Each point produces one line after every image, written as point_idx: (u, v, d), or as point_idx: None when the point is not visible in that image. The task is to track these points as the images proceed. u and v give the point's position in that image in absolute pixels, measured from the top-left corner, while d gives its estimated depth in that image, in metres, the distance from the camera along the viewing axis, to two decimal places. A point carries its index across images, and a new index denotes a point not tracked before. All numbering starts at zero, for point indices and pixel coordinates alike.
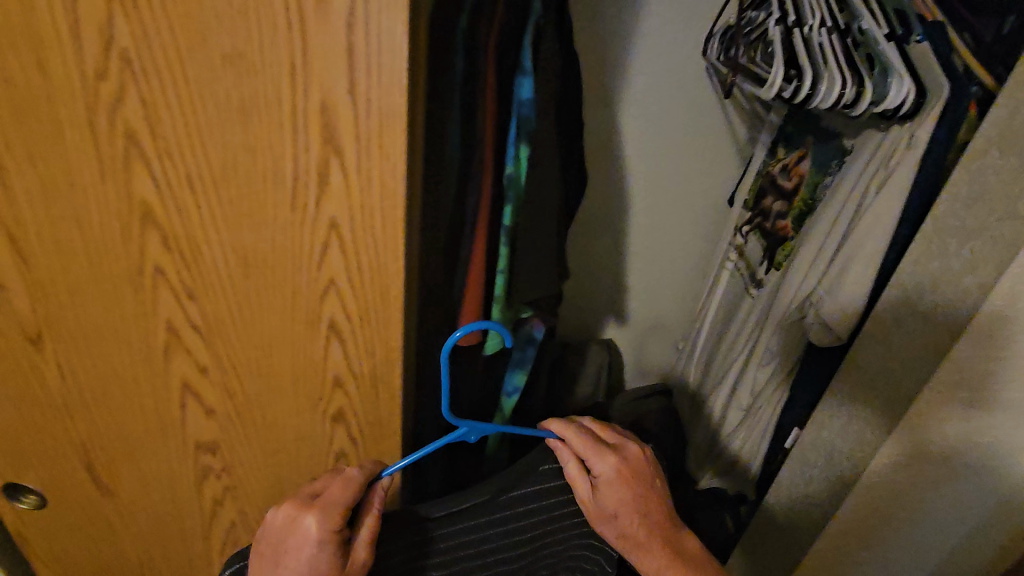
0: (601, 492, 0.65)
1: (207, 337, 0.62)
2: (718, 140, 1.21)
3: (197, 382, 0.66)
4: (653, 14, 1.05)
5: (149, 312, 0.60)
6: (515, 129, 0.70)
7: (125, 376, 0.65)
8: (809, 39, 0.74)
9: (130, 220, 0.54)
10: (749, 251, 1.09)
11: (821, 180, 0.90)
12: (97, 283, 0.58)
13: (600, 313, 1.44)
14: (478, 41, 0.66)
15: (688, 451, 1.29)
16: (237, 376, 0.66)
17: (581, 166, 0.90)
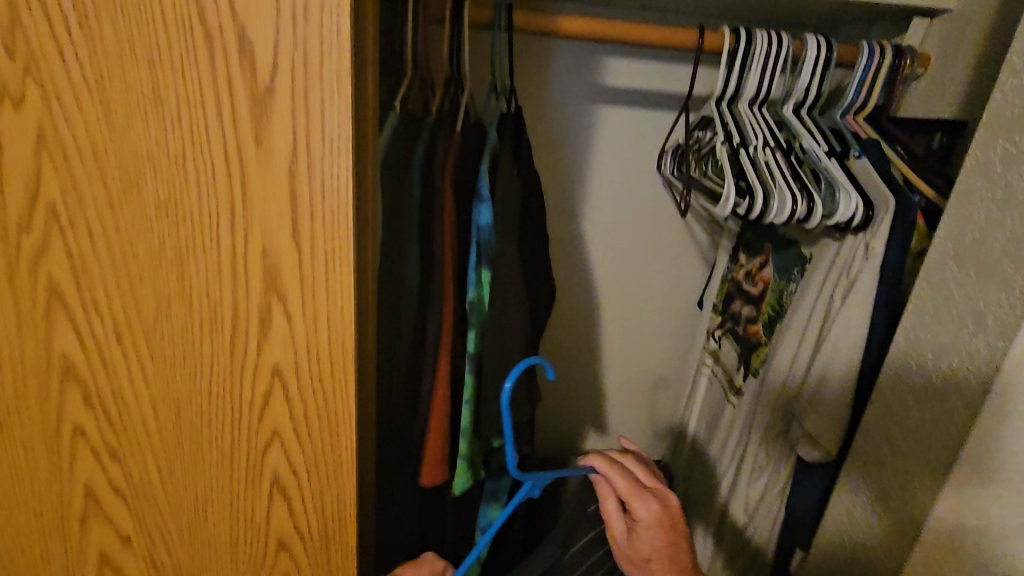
0: (638, 536, 0.63)
1: (131, 502, 0.54)
2: (682, 248, 1.23)
3: (118, 555, 0.56)
4: (606, 134, 1.10)
5: (63, 479, 0.52)
6: (475, 254, 0.70)
7: (31, 553, 0.55)
8: (756, 157, 0.77)
9: (47, 377, 0.48)
10: (724, 357, 1.07)
11: (785, 286, 0.90)
12: (5, 446, 0.50)
13: (579, 423, 1.37)
14: (433, 172, 0.67)
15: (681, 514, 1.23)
16: (167, 544, 0.56)
17: (547, 283, 0.89)
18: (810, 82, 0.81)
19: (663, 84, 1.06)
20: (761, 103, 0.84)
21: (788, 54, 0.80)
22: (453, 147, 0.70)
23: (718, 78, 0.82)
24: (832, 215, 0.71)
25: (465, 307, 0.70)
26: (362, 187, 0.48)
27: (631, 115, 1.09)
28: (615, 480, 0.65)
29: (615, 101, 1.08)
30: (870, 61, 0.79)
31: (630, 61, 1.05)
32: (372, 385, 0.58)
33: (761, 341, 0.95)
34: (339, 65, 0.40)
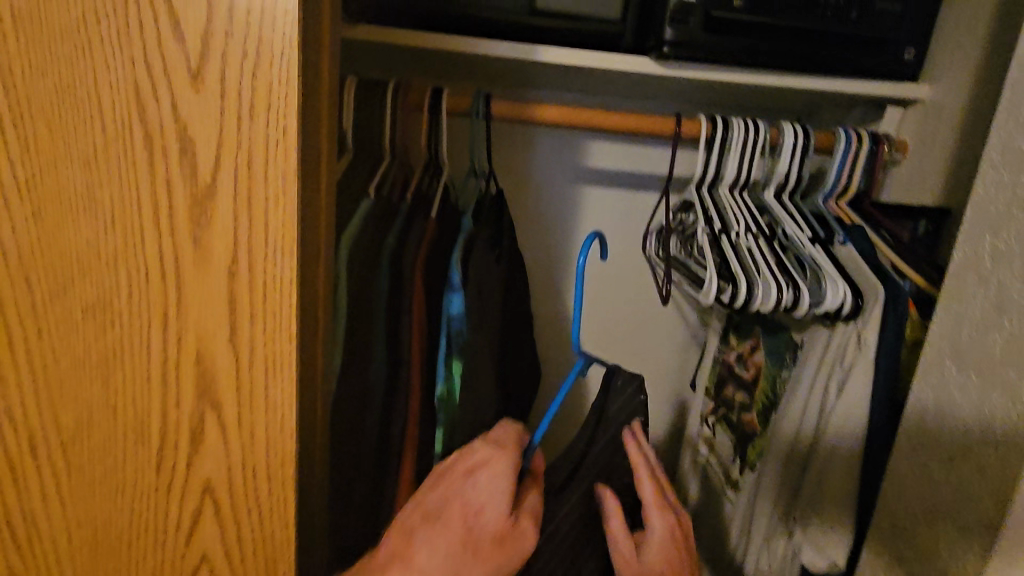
0: (651, 549, 0.56)
1: None
2: (671, 328, 1.19)
3: None
4: (589, 214, 1.09)
5: None
6: (446, 343, 0.66)
7: None
8: (738, 243, 0.75)
9: None
10: (719, 445, 1.00)
11: (778, 373, 0.86)
12: None
13: None
14: (404, 259, 0.65)
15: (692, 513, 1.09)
16: None
17: (528, 370, 0.85)
18: (789, 168, 0.81)
19: (645, 166, 1.07)
20: (742, 188, 0.84)
21: (765, 141, 0.81)
22: (427, 235, 0.68)
23: (697, 163, 0.82)
24: (819, 304, 0.68)
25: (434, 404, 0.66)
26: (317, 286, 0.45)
27: (615, 196, 1.09)
28: (642, 482, 0.60)
29: (598, 182, 1.08)
30: (848, 148, 0.79)
31: (612, 145, 1.06)
32: (322, 496, 0.53)
33: (756, 431, 0.89)
34: (283, 166, 0.38)
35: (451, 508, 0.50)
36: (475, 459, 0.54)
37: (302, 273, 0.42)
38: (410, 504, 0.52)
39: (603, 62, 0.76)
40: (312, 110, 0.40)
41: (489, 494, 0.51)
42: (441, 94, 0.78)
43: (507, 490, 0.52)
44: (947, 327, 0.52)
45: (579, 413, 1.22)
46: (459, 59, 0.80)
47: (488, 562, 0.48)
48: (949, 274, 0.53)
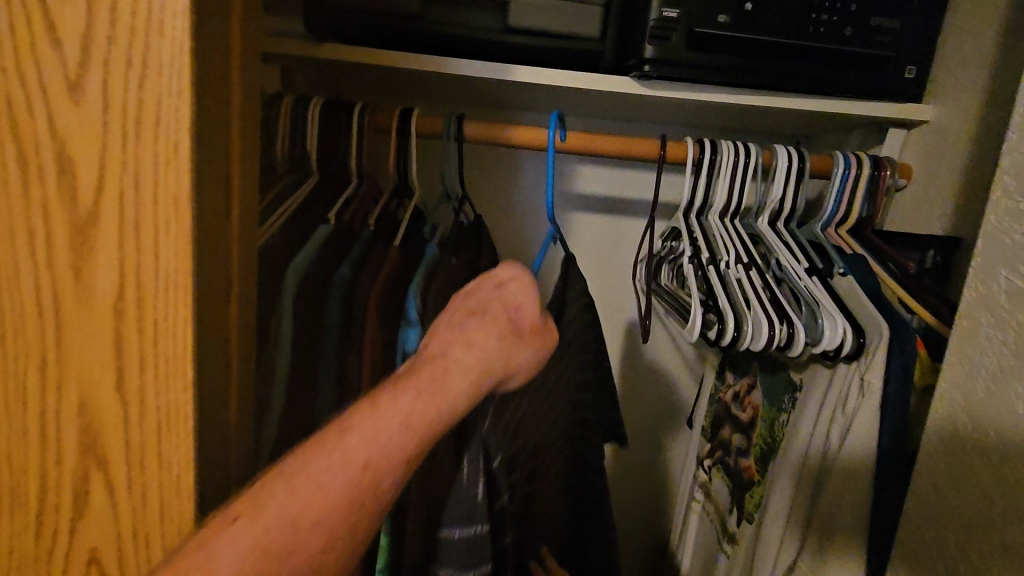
0: None
1: None
2: (666, 362, 1.13)
3: None
4: (578, 240, 1.04)
5: None
6: None
7: None
8: (727, 273, 0.69)
9: None
10: (716, 493, 0.92)
11: (776, 416, 0.78)
12: None
13: None
14: (356, 290, 0.59)
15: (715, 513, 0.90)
16: None
17: None
18: (783, 194, 0.76)
19: (636, 192, 1.02)
20: (733, 215, 0.78)
21: (756, 165, 0.75)
22: (385, 265, 0.63)
23: (684, 187, 0.77)
24: (816, 343, 0.61)
25: None
26: (229, 325, 0.39)
27: (604, 223, 1.03)
28: None
29: (586, 208, 1.03)
30: (847, 173, 0.74)
31: (600, 170, 1.01)
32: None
33: (754, 478, 0.82)
34: (167, 193, 0.33)
35: (492, 310, 0.51)
36: (503, 275, 0.55)
37: (204, 311, 0.36)
38: (440, 319, 0.50)
39: (580, 81, 0.71)
40: (214, 127, 0.35)
41: (526, 297, 0.54)
42: (410, 116, 0.74)
43: (541, 296, 0.55)
44: (959, 376, 0.45)
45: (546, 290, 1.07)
46: (431, 79, 0.76)
47: (532, 346, 0.52)
48: (960, 314, 0.45)
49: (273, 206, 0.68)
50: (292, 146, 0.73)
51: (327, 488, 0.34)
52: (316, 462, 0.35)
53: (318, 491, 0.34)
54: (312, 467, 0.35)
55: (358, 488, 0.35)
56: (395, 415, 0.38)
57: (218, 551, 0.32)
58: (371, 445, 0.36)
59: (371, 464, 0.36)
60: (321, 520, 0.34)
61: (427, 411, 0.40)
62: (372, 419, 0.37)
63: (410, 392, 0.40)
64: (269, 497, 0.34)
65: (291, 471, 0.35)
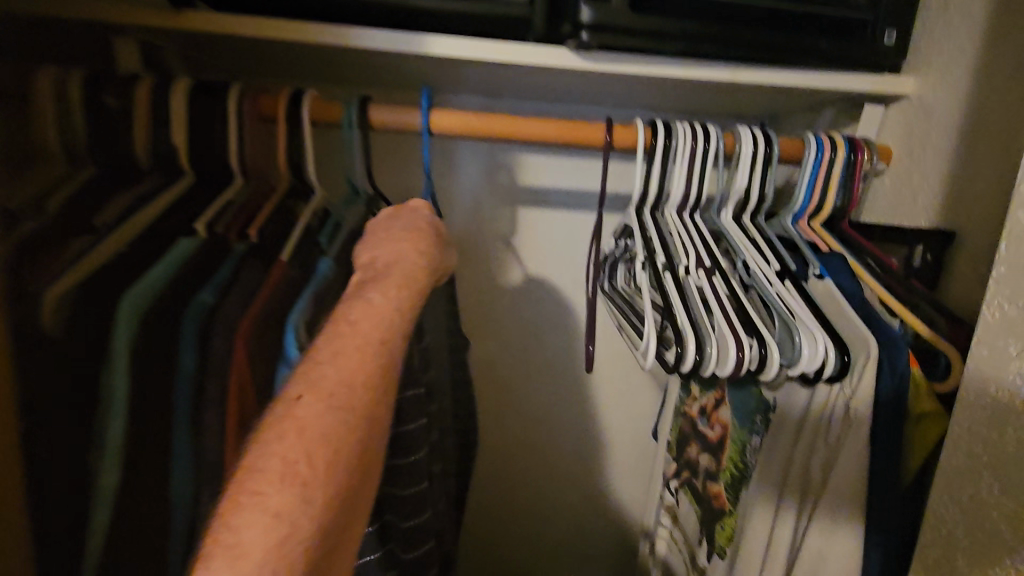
0: None
1: None
2: (628, 371, 1.01)
3: None
4: (526, 238, 0.92)
5: None
6: None
7: None
8: (687, 280, 0.58)
9: None
10: (684, 519, 0.83)
11: (747, 438, 0.69)
12: None
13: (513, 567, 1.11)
14: (217, 322, 0.46)
15: (695, 508, 0.79)
16: None
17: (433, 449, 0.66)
18: (748, 184, 0.66)
19: (586, 182, 0.90)
20: (692, 208, 0.67)
21: (718, 150, 0.65)
22: (262, 287, 0.50)
23: (635, 177, 0.66)
24: (793, 364, 0.51)
25: None
26: None
27: (552, 218, 0.91)
28: None
29: (531, 202, 0.90)
30: (820, 157, 0.64)
31: (547, 158, 0.88)
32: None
33: (724, 508, 0.72)
34: None
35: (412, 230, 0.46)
36: (416, 204, 0.52)
37: None
38: (363, 239, 0.46)
39: (505, 53, 0.60)
40: None
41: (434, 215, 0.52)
42: (302, 100, 0.61)
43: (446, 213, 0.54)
44: (984, 424, 0.34)
45: (473, 275, 0.93)
46: (329, 53, 0.62)
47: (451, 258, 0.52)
48: (979, 342, 0.34)
49: (124, 215, 0.54)
50: (155, 139, 0.59)
51: (369, 359, 0.31)
52: (343, 340, 0.32)
53: (362, 353, 0.31)
54: (344, 344, 0.31)
55: (392, 357, 0.33)
56: (392, 292, 0.36)
57: (300, 417, 0.27)
58: (384, 323, 0.34)
59: (387, 338, 0.33)
60: (372, 385, 0.31)
61: (415, 296, 0.38)
62: (370, 304, 0.35)
63: (388, 278, 0.38)
64: (320, 370, 0.29)
65: (327, 352, 0.31)
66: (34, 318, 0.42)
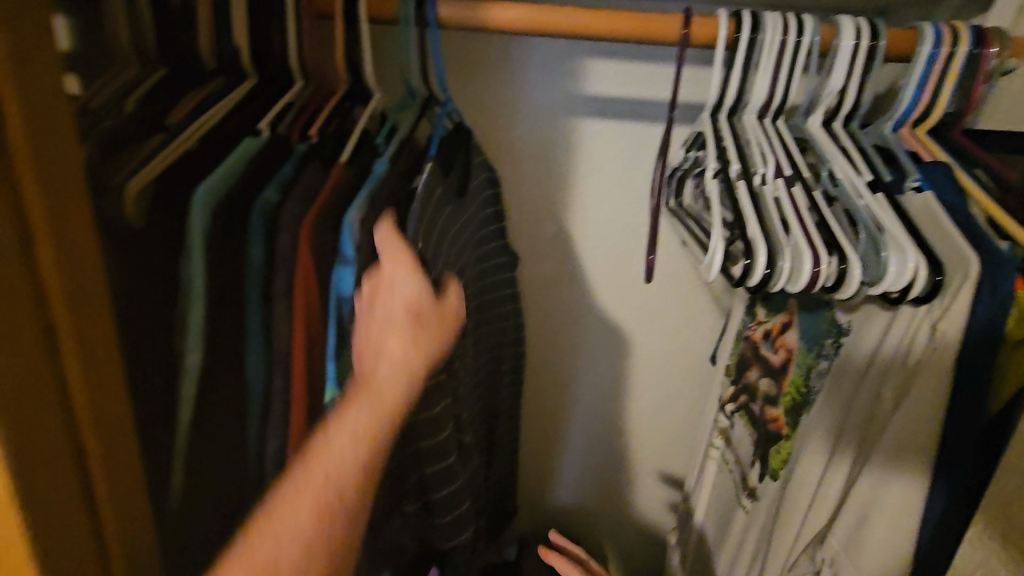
0: None
1: None
2: (688, 293, 0.98)
3: None
4: (586, 151, 0.88)
5: None
6: (334, 336, 0.48)
7: None
8: (762, 191, 0.54)
9: None
10: (738, 441, 0.82)
11: (815, 363, 0.66)
12: None
13: (565, 478, 1.15)
14: (283, 215, 0.47)
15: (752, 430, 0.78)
16: None
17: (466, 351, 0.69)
18: (842, 85, 0.58)
19: (654, 90, 0.83)
20: (775, 113, 0.61)
21: (812, 44, 0.57)
22: (322, 185, 0.51)
23: (712, 78, 0.59)
24: (875, 282, 0.47)
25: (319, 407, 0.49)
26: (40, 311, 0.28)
27: (616, 132, 0.86)
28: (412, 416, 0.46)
29: (595, 114, 0.85)
30: (934, 52, 0.56)
31: (613, 62, 0.82)
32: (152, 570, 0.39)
33: (782, 432, 0.71)
34: None
35: (380, 333, 0.43)
36: (391, 270, 0.45)
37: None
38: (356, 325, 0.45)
39: None
40: None
41: (402, 283, 0.44)
42: None
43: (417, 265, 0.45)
44: None
45: (532, 190, 0.90)
46: None
47: (437, 324, 0.44)
48: None
49: (195, 116, 0.54)
50: (217, 36, 0.59)
51: (300, 529, 0.34)
52: (286, 500, 0.35)
53: (289, 525, 0.34)
54: (282, 505, 0.35)
55: (332, 514, 0.35)
56: (347, 448, 0.37)
57: None
58: (330, 477, 0.36)
59: (333, 496, 0.36)
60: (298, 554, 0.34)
61: (376, 424, 0.39)
62: (322, 449, 0.37)
63: (348, 417, 0.38)
64: (249, 546, 0.34)
65: (266, 521, 0.34)
66: (118, 207, 0.44)
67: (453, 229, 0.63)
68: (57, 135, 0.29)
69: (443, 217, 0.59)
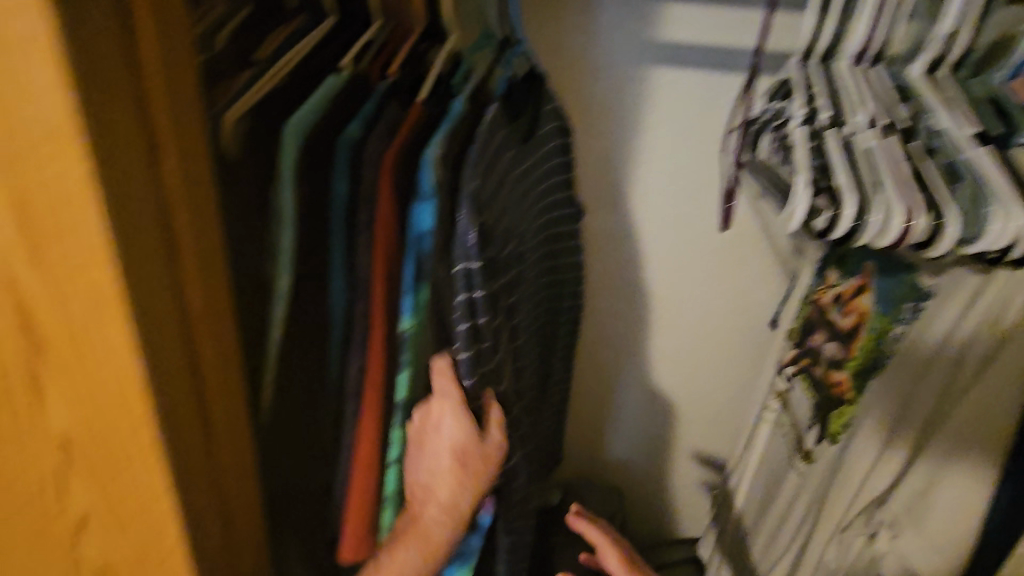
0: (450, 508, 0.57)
1: None
2: (754, 255, 0.95)
3: None
4: (659, 102, 0.85)
5: None
6: (412, 272, 0.51)
7: None
8: (853, 141, 0.51)
9: None
10: (795, 404, 0.78)
11: (889, 329, 0.63)
12: None
13: (614, 434, 1.17)
14: (366, 151, 0.49)
15: (814, 393, 0.74)
16: None
17: (526, 297, 0.72)
18: (952, 31, 0.54)
19: (737, 37, 0.79)
20: (873, 60, 0.57)
21: None
22: (402, 123, 0.52)
23: (805, 20, 0.56)
24: (975, 241, 0.45)
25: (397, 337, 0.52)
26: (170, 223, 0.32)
27: (691, 81, 0.83)
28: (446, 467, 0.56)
29: (670, 61, 0.82)
30: None
31: (696, 7, 0.78)
32: (251, 465, 0.43)
33: (845, 396, 0.69)
34: (11, 62, 0.25)
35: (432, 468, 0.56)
36: (438, 412, 0.54)
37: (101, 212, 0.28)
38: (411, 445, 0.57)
39: None
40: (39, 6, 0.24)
41: (446, 430, 0.54)
42: None
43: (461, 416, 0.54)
44: None
45: (601, 140, 0.89)
46: None
47: (477, 461, 0.56)
48: None
49: (281, 52, 0.56)
50: None
51: None
52: None
53: None
54: None
55: None
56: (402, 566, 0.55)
57: None
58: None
59: None
60: None
61: (422, 549, 0.55)
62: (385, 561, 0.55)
63: (403, 542, 0.55)
64: None
65: None
66: (218, 136, 0.46)
67: (515, 175, 0.63)
68: (178, 58, 0.31)
69: (502, 163, 0.58)
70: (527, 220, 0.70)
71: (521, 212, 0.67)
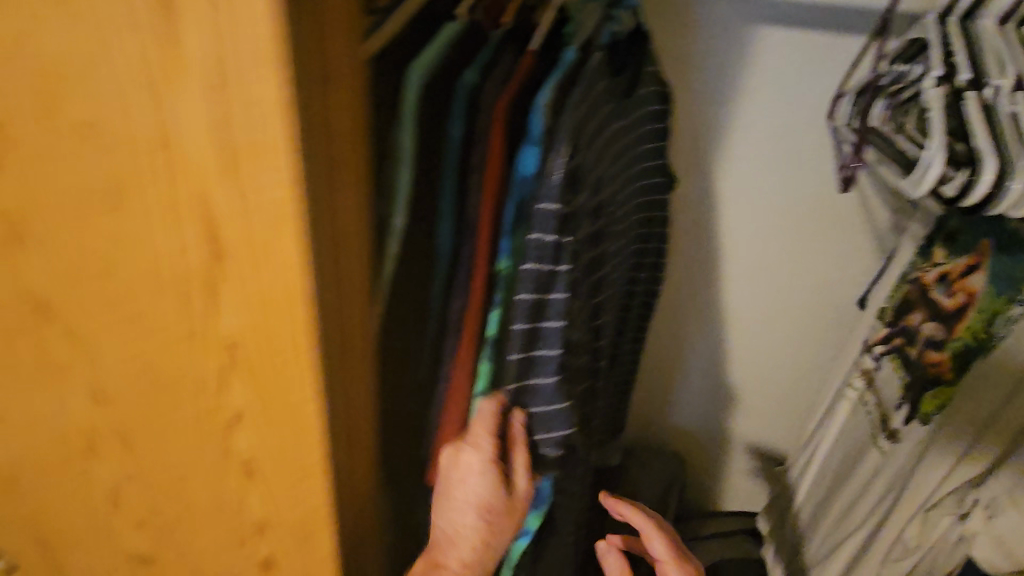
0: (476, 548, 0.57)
1: (128, 461, 0.48)
2: (848, 230, 0.92)
3: (117, 511, 0.52)
4: (767, 63, 0.81)
5: (63, 429, 0.47)
6: (515, 216, 0.53)
7: (50, 496, 0.51)
8: (997, 104, 0.48)
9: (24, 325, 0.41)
10: (884, 384, 0.78)
11: (1004, 308, 0.60)
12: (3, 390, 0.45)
13: (682, 401, 1.17)
14: (482, 98, 0.51)
15: (909, 374, 0.73)
16: (154, 510, 0.51)
17: (614, 256, 0.73)
18: None
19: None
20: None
21: None
22: (516, 72, 0.54)
23: None
24: None
25: (495, 279, 0.55)
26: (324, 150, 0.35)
27: (802, 41, 0.79)
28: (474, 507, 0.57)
29: (778, 20, 0.78)
30: None
31: None
32: (372, 384, 0.48)
33: (944, 375, 0.67)
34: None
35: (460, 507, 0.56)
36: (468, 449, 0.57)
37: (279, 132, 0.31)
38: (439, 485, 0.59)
39: None
40: None
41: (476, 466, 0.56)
42: None
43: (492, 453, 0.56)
44: None
45: (701, 102, 0.86)
46: None
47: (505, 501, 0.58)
48: None
49: None
50: None
51: None
52: None
53: None
54: None
55: None
56: None
57: None
58: None
59: None
60: None
61: None
62: None
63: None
64: None
65: None
66: None
67: (617, 130, 0.63)
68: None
69: (603, 115, 0.58)
70: (624, 178, 0.70)
71: (619, 169, 0.67)
